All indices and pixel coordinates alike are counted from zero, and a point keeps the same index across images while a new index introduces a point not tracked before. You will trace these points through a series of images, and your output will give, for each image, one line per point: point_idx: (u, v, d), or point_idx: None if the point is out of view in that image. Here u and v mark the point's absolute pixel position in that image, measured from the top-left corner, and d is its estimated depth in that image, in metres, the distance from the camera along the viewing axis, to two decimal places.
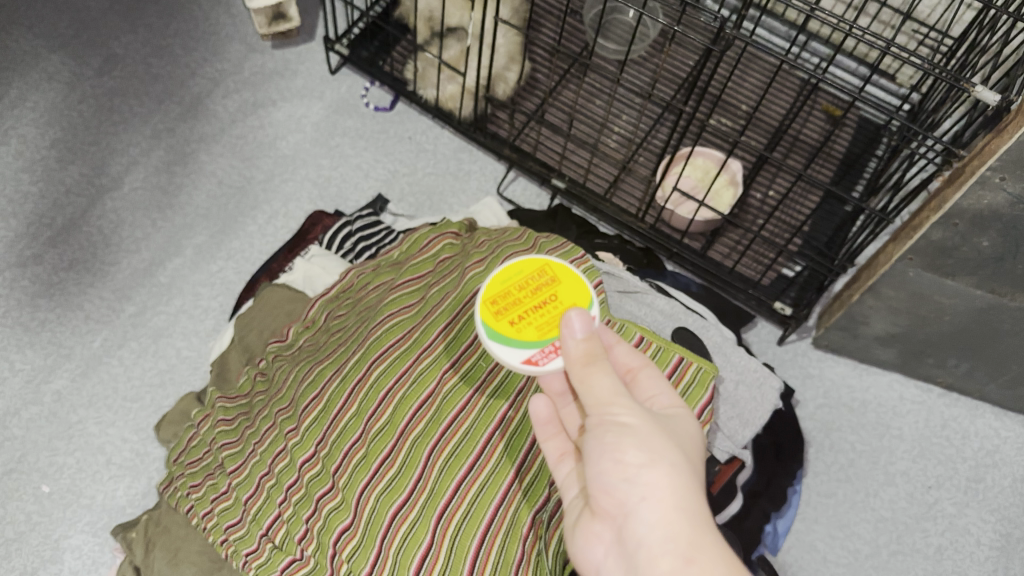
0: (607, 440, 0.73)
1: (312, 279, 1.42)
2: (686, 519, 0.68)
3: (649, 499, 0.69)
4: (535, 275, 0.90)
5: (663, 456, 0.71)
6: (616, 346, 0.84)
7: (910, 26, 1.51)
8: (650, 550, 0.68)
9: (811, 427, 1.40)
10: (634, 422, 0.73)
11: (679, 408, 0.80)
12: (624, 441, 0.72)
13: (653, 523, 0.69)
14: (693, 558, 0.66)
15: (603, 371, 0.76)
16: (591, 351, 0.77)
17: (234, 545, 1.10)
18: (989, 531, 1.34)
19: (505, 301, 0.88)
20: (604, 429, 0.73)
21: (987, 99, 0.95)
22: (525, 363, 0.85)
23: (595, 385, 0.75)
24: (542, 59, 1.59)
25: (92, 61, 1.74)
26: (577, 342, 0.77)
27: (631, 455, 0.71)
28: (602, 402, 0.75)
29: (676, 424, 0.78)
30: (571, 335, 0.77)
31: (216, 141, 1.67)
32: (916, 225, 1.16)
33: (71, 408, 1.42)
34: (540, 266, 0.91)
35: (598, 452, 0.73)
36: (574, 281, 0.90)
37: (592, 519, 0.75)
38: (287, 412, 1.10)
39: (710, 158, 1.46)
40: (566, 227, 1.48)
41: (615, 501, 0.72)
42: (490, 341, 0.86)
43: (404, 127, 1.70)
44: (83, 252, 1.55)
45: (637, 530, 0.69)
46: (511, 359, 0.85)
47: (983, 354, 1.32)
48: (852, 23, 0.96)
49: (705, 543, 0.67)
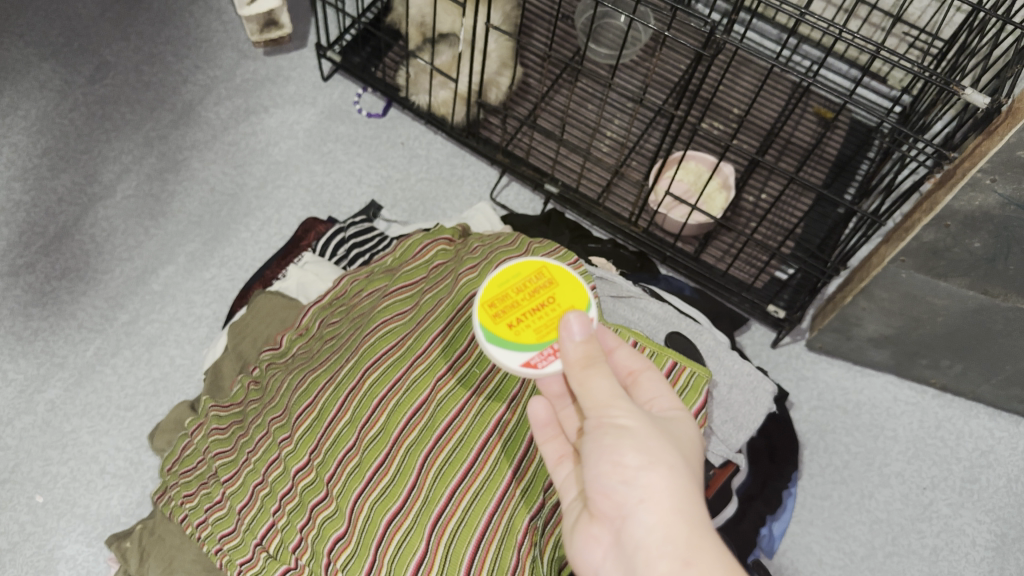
0: (606, 442, 0.73)
1: (306, 286, 1.42)
2: (684, 522, 0.68)
3: (648, 501, 0.69)
4: (533, 277, 0.90)
5: (662, 458, 0.71)
6: (617, 349, 0.84)
7: (900, 29, 1.51)
8: (649, 552, 0.68)
9: (806, 429, 1.41)
10: (633, 425, 0.73)
11: (678, 410, 0.80)
12: (623, 444, 0.72)
13: (652, 525, 0.68)
14: (691, 561, 0.66)
15: (602, 373, 0.76)
16: (590, 353, 0.78)
17: (229, 554, 1.09)
18: (985, 532, 1.34)
19: (503, 303, 0.88)
20: (603, 431, 0.73)
21: (977, 101, 0.95)
22: (524, 366, 0.85)
23: (595, 387, 0.76)
24: (534, 64, 1.59)
25: (83, 69, 1.73)
26: (576, 344, 0.77)
27: (630, 457, 0.71)
28: (601, 404, 0.75)
29: (677, 427, 0.78)
30: (571, 337, 0.78)
31: (208, 148, 1.67)
32: (908, 227, 1.17)
33: (64, 417, 1.41)
34: (537, 268, 0.91)
35: (597, 454, 0.73)
36: (573, 283, 0.90)
37: (591, 521, 0.75)
38: (280, 421, 1.11)
39: (702, 162, 1.46)
40: (559, 232, 1.48)
41: (614, 503, 0.71)
42: (489, 343, 0.86)
43: (396, 133, 1.70)
44: (76, 261, 1.55)
45: (636, 533, 0.69)
46: (510, 362, 0.85)
47: (976, 355, 1.32)
48: (842, 27, 0.97)
49: (704, 546, 0.67)
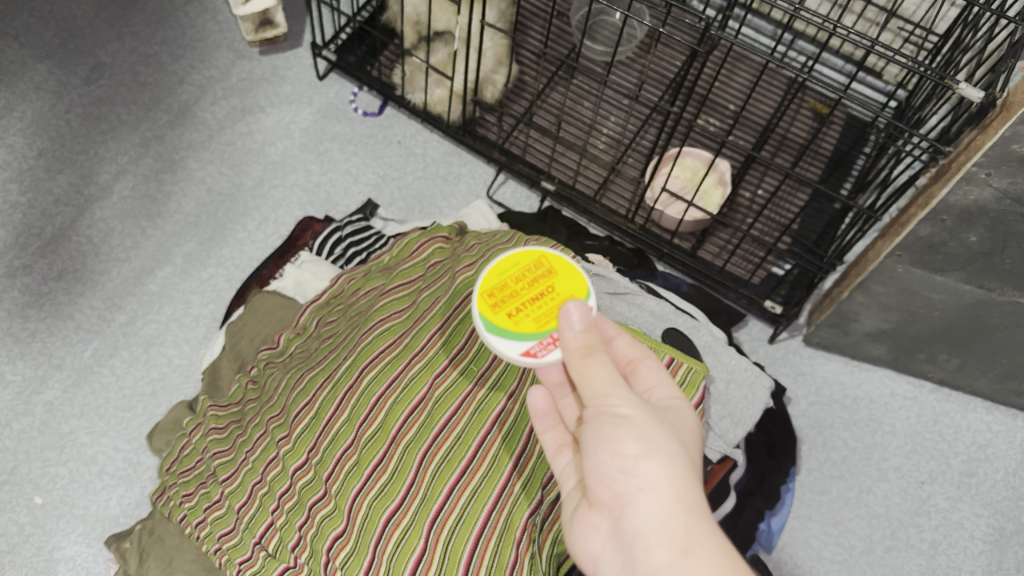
0: (605, 432, 0.73)
1: (303, 285, 1.42)
2: (683, 511, 0.68)
3: (647, 490, 0.69)
4: (532, 266, 0.90)
5: (661, 447, 0.71)
6: (616, 338, 0.85)
7: (895, 24, 1.51)
8: (647, 541, 0.68)
9: (804, 425, 1.41)
10: (632, 413, 0.73)
11: (678, 399, 0.80)
12: (622, 433, 0.72)
13: (650, 514, 0.68)
14: (690, 550, 0.66)
15: (601, 362, 0.76)
16: (590, 342, 0.78)
17: (228, 553, 1.09)
18: (983, 526, 1.35)
19: (502, 293, 0.88)
20: (602, 420, 0.74)
21: (971, 95, 0.96)
22: (524, 355, 0.85)
23: (595, 376, 0.76)
24: (530, 61, 1.58)
25: (79, 70, 1.73)
26: (576, 333, 0.78)
27: (629, 447, 0.71)
28: (601, 393, 0.75)
29: (676, 415, 0.78)
30: (571, 326, 0.78)
31: (205, 148, 1.67)
32: (904, 221, 1.17)
33: (62, 418, 1.41)
34: (536, 257, 0.91)
35: (596, 443, 0.73)
36: (572, 273, 0.90)
37: (590, 510, 0.75)
38: (278, 420, 1.11)
39: (698, 158, 1.46)
40: (556, 230, 1.48)
41: (613, 492, 0.72)
42: (489, 333, 0.86)
43: (393, 131, 1.70)
44: (73, 262, 1.55)
45: (634, 521, 0.69)
46: (511, 351, 0.85)
47: (973, 349, 1.33)
48: (836, 22, 0.97)
49: (703, 534, 0.67)
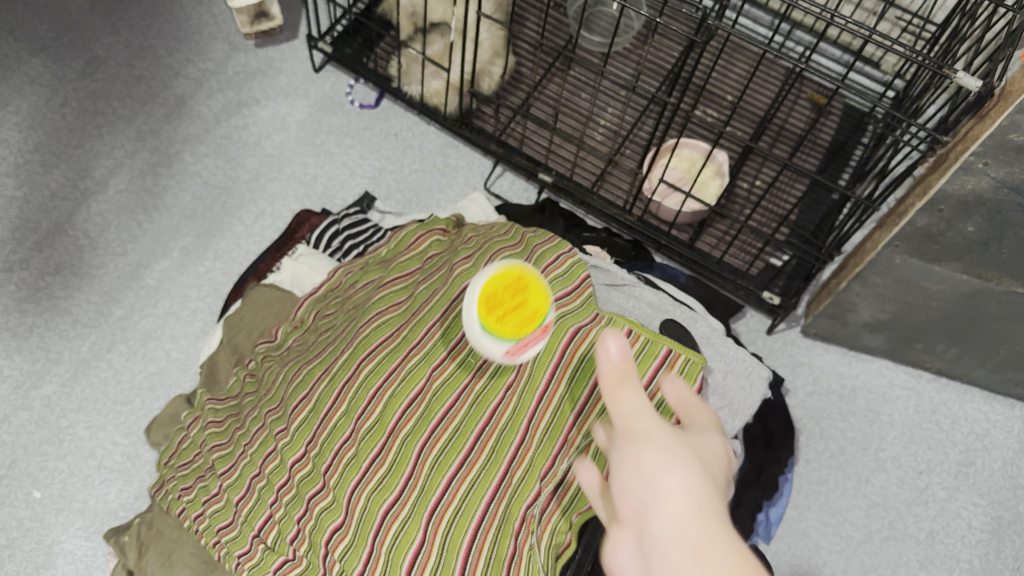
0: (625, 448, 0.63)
1: (300, 278, 1.42)
2: (703, 515, 0.57)
3: (665, 500, 0.58)
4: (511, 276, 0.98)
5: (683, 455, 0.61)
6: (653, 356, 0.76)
7: (893, 13, 1.51)
8: (662, 553, 0.57)
9: (802, 415, 1.41)
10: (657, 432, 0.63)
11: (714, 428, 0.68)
12: (641, 446, 0.62)
13: (665, 522, 0.57)
14: (704, 549, 0.55)
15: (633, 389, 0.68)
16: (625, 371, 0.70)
17: (227, 546, 1.09)
18: (981, 515, 1.35)
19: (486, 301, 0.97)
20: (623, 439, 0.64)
21: (969, 84, 0.95)
22: (507, 355, 0.97)
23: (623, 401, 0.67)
24: (527, 52, 1.58)
25: (74, 64, 1.72)
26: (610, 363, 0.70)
27: (646, 456, 0.61)
28: (630, 414, 0.66)
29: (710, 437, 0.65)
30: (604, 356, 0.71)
31: (201, 142, 1.67)
32: (901, 212, 1.17)
33: (60, 412, 1.41)
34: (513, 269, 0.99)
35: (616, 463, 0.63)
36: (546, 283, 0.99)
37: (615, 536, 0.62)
38: (276, 413, 1.10)
39: (696, 149, 1.45)
40: (553, 220, 1.48)
41: (630, 508, 0.60)
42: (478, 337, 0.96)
43: (389, 123, 1.69)
44: (69, 257, 1.54)
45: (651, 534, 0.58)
46: (495, 352, 0.97)
47: (970, 339, 1.33)
48: (834, 12, 0.97)
49: (723, 536, 0.56)
